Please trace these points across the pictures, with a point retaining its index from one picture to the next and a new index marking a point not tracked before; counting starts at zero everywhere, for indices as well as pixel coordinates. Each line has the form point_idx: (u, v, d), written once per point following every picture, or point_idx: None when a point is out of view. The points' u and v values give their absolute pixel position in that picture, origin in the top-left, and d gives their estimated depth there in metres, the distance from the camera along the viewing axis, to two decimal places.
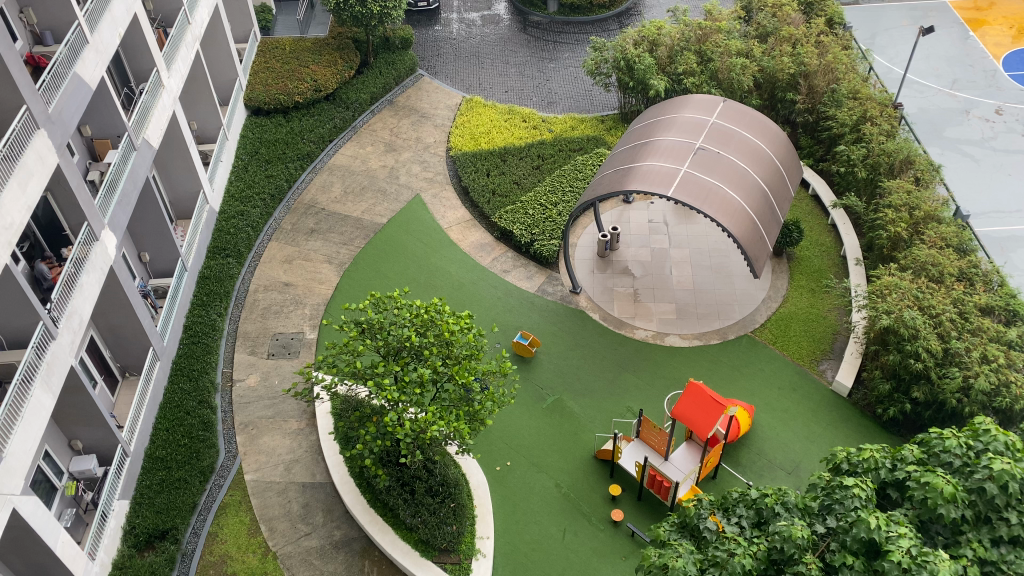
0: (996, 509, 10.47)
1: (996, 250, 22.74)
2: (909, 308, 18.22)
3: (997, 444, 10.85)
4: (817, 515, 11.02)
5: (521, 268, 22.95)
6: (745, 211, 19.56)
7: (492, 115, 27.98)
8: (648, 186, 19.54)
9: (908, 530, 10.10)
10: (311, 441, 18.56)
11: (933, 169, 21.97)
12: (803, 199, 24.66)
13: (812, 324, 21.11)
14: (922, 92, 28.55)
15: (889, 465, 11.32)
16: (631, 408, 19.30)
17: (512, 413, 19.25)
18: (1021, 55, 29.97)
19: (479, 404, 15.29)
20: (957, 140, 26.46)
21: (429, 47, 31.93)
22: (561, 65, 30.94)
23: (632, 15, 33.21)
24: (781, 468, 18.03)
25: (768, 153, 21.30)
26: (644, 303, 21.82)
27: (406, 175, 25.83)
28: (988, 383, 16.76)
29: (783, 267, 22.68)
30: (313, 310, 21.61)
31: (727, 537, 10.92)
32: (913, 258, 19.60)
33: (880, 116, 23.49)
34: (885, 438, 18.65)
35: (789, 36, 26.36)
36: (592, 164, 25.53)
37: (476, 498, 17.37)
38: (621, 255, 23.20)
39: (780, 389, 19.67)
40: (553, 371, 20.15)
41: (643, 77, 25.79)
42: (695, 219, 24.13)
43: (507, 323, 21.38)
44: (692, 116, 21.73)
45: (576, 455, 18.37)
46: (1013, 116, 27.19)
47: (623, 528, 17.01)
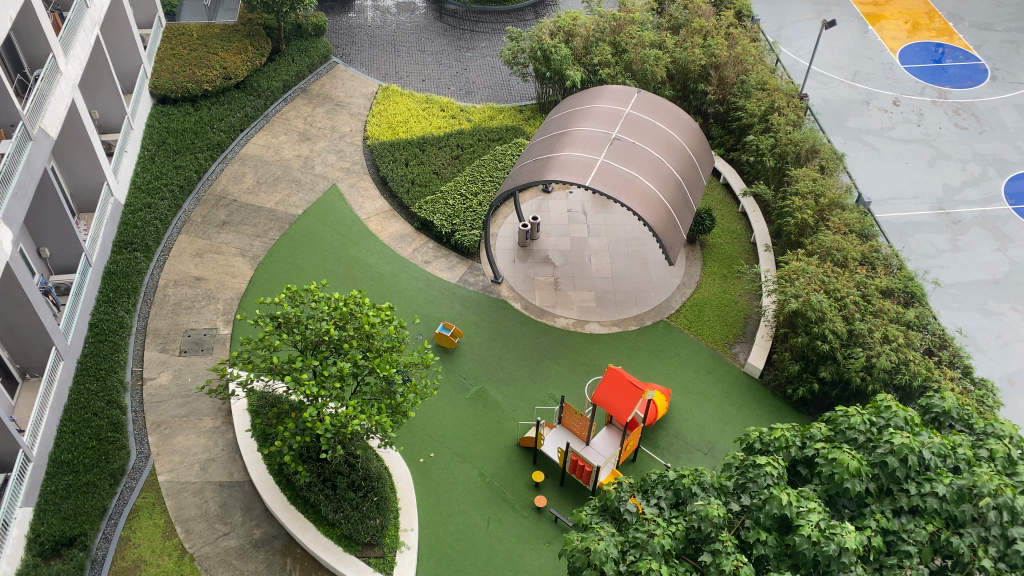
0: (897, 481, 10.98)
1: (896, 235, 23.84)
2: (816, 291, 18.94)
3: (897, 419, 11.44)
4: (732, 493, 11.39)
5: (442, 259, 22.85)
6: (659, 200, 19.94)
7: (409, 104, 27.73)
8: (566, 176, 19.68)
9: (817, 504, 10.55)
10: (228, 439, 18.10)
11: (837, 158, 22.85)
12: (715, 187, 25.32)
13: (724, 309, 21.73)
14: (826, 84, 29.66)
15: (799, 443, 11.78)
16: (553, 395, 19.50)
17: (435, 405, 19.19)
18: (917, 48, 31.44)
19: (401, 397, 15.18)
20: (858, 130, 27.61)
21: (344, 34, 31.40)
22: (478, 54, 30.86)
23: (547, 5, 33.37)
24: (698, 449, 18.53)
25: (681, 143, 21.75)
26: (565, 291, 22.06)
27: (321, 165, 25.36)
28: (889, 361, 17.59)
29: (697, 254, 23.27)
30: (227, 304, 21.02)
31: (646, 518, 11.06)
32: (819, 243, 20.38)
33: (786, 107, 24.30)
34: (795, 417, 19.36)
35: (700, 28, 26.95)
36: (512, 154, 25.57)
37: (400, 490, 17.29)
38: (541, 244, 23.38)
39: (696, 372, 20.23)
40: (475, 361, 20.18)
41: (559, 67, 25.92)
42: (613, 209, 24.51)
43: (428, 314, 21.26)
44: (607, 107, 21.99)
45: (499, 444, 18.47)
46: (910, 107, 28.49)
47: (547, 514, 17.19)
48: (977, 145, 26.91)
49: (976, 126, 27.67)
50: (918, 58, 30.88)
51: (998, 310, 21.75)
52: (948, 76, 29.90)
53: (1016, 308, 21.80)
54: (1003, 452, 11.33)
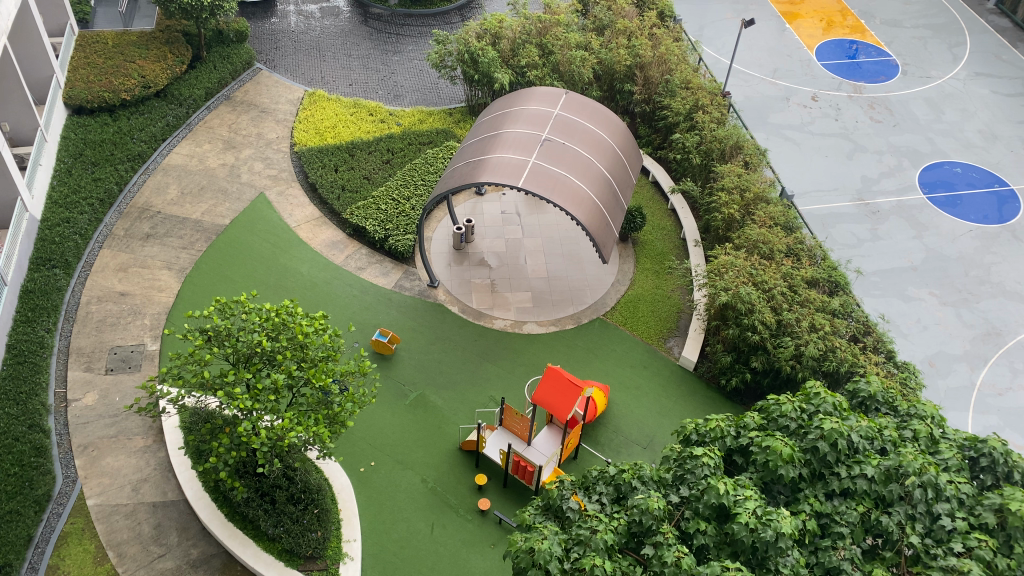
0: (829, 465, 11.31)
1: (819, 226, 24.58)
2: (744, 284, 19.37)
3: (826, 405, 11.87)
4: (671, 485, 11.52)
5: (376, 265, 22.63)
6: (591, 200, 20.16)
7: (336, 109, 27.41)
8: (498, 178, 19.70)
9: (753, 492, 10.83)
10: (160, 458, 17.58)
11: (760, 154, 23.50)
12: (644, 185, 25.72)
13: (657, 305, 22.09)
14: (747, 81, 30.41)
15: (733, 433, 12.01)
16: (493, 397, 19.52)
17: (374, 412, 18.99)
18: (832, 45, 32.51)
19: (339, 407, 14.99)
20: (780, 125, 28.40)
21: (267, 40, 30.89)
22: (405, 57, 30.69)
23: (473, 8, 33.42)
24: (637, 443, 18.79)
25: (610, 142, 22.03)
26: (501, 293, 22.09)
27: (247, 173, 24.87)
28: (817, 349, 18.12)
29: (629, 252, 23.59)
30: (154, 319, 20.42)
31: (589, 515, 11.14)
32: (745, 237, 20.86)
33: (710, 105, 24.84)
34: (729, 407, 19.81)
35: (624, 29, 27.36)
36: (443, 157, 25.48)
37: (341, 502, 17.06)
38: (476, 247, 23.36)
39: (633, 367, 20.50)
40: (413, 367, 20.04)
41: (487, 70, 25.90)
42: (546, 210, 24.65)
43: (364, 321, 21.03)
44: (537, 108, 22.13)
45: (441, 449, 18.39)
46: (827, 102, 29.45)
47: (490, 516, 17.20)
48: (892, 138, 27.96)
49: (890, 119, 28.74)
50: (834, 54, 31.94)
51: (917, 296, 22.64)
52: (862, 72, 30.99)
53: (934, 293, 22.73)
54: (926, 432, 11.82)
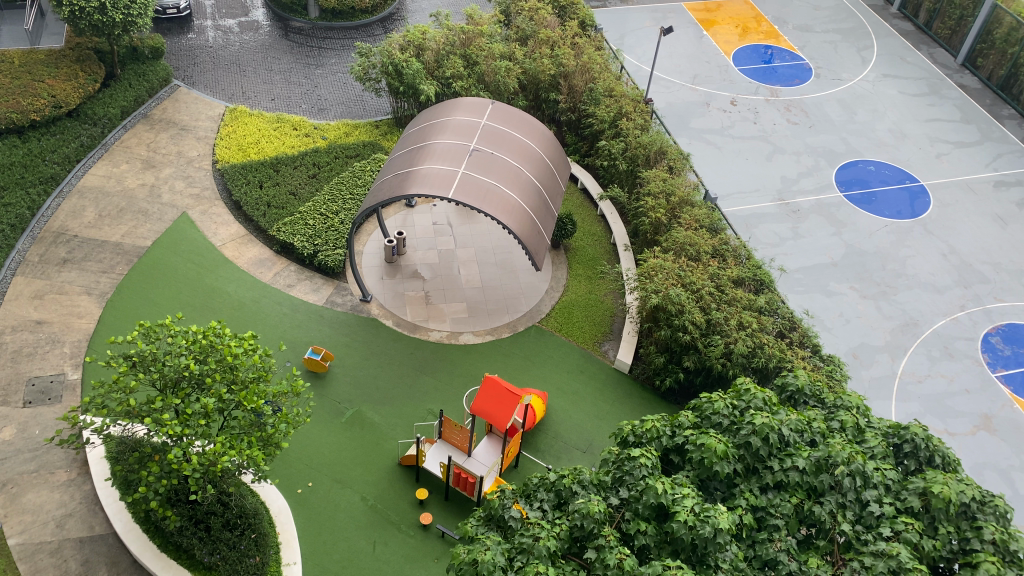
0: (761, 459, 11.58)
1: (743, 227, 25.21)
2: (674, 286, 19.71)
3: (756, 401, 12.15)
4: (610, 488, 11.62)
5: (306, 281, 22.29)
6: (521, 208, 20.26)
7: (259, 125, 26.93)
8: (428, 189, 19.59)
9: (690, 490, 11.01)
10: (85, 491, 16.90)
11: (683, 158, 23.98)
12: (573, 192, 25.95)
13: (591, 310, 22.31)
14: (669, 88, 31.06)
15: (669, 432, 12.20)
16: (432, 410, 19.40)
17: (311, 432, 18.66)
18: (748, 50, 33.47)
19: (272, 428, 14.64)
20: (702, 130, 29.08)
21: (184, 56, 30.20)
22: (329, 71, 30.36)
23: (396, 20, 33.33)
24: (577, 448, 18.92)
25: (538, 151, 22.19)
26: (436, 304, 22.00)
27: (168, 193, 24.21)
28: (746, 346, 18.56)
29: (562, 258, 23.79)
30: (74, 347, 19.66)
31: (531, 523, 11.08)
32: (673, 240, 21.24)
33: (633, 112, 25.29)
34: (664, 407, 20.14)
35: (547, 39, 27.63)
36: (371, 170, 25.25)
37: (279, 525, 16.73)
38: (408, 259, 23.22)
39: (569, 372, 20.66)
40: (348, 384, 19.77)
41: (412, 82, 25.81)
42: (477, 219, 24.66)
43: (295, 340, 20.65)
44: (464, 119, 22.14)
45: (380, 465, 18.18)
46: (746, 106, 30.29)
47: (433, 530, 17.07)
48: (808, 139, 28.93)
49: (806, 121, 29.72)
50: (750, 59, 32.88)
51: (839, 290, 23.42)
52: (777, 76, 31.98)
53: (854, 287, 23.54)
54: (852, 422, 12.25)
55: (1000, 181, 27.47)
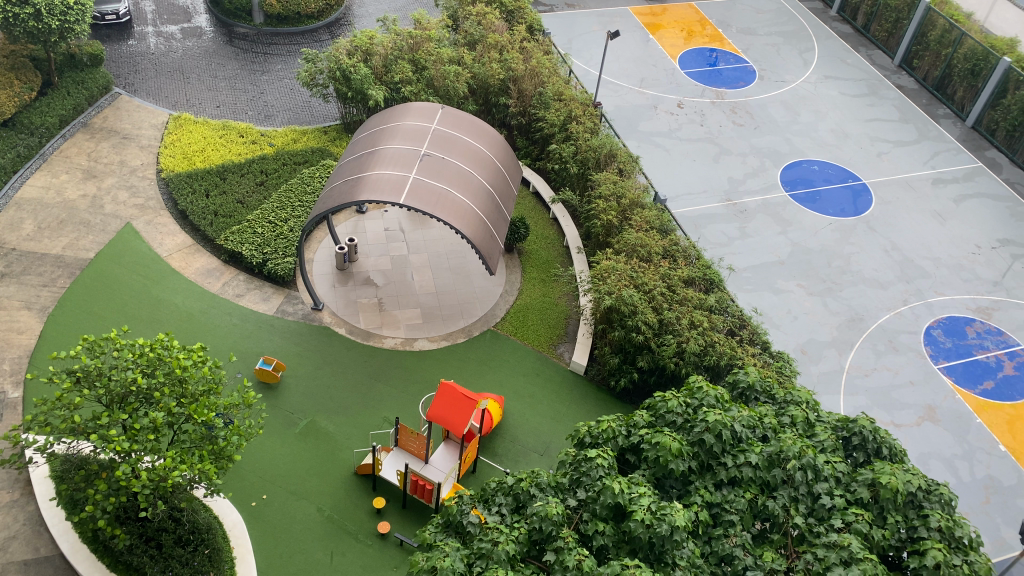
0: (716, 455, 11.73)
1: (692, 228, 25.56)
2: (626, 287, 19.90)
3: (709, 398, 12.32)
4: (568, 489, 11.65)
5: (256, 291, 21.95)
6: (474, 212, 20.24)
7: (204, 132, 26.47)
8: (379, 195, 19.45)
9: (646, 489, 11.11)
10: (29, 512, 16.36)
11: (633, 160, 24.24)
12: (525, 196, 26.01)
13: (545, 313, 22.38)
14: (617, 91, 31.35)
15: (624, 432, 12.28)
16: (387, 418, 19.25)
17: (263, 443, 18.37)
18: (693, 53, 33.97)
19: (224, 441, 14.40)
20: (650, 132, 29.42)
21: (124, 63, 29.55)
22: (275, 76, 29.97)
23: (343, 25, 33.07)
24: (534, 451, 18.95)
25: (489, 155, 22.20)
26: (389, 311, 21.85)
27: (111, 204, 23.64)
28: (697, 345, 18.82)
29: (516, 262, 23.82)
30: (14, 364, 19.05)
31: (489, 527, 11.04)
32: (624, 242, 21.44)
33: (582, 115, 25.49)
34: (620, 407, 20.31)
35: (495, 43, 27.67)
36: (320, 177, 24.96)
37: (233, 539, 16.45)
38: (360, 266, 23.01)
39: (525, 376, 20.69)
40: (301, 393, 19.51)
41: (360, 87, 25.62)
42: (429, 224, 24.57)
43: (245, 350, 20.32)
44: (413, 124, 22.04)
45: (335, 475, 17.97)
46: (692, 108, 30.73)
47: (391, 539, 16.93)
48: (753, 140, 29.46)
49: (750, 122, 30.26)
50: (695, 62, 33.38)
51: (787, 287, 23.88)
52: (722, 79, 32.52)
53: (801, 284, 24.03)
54: (802, 416, 12.50)
55: (938, 179, 28.31)
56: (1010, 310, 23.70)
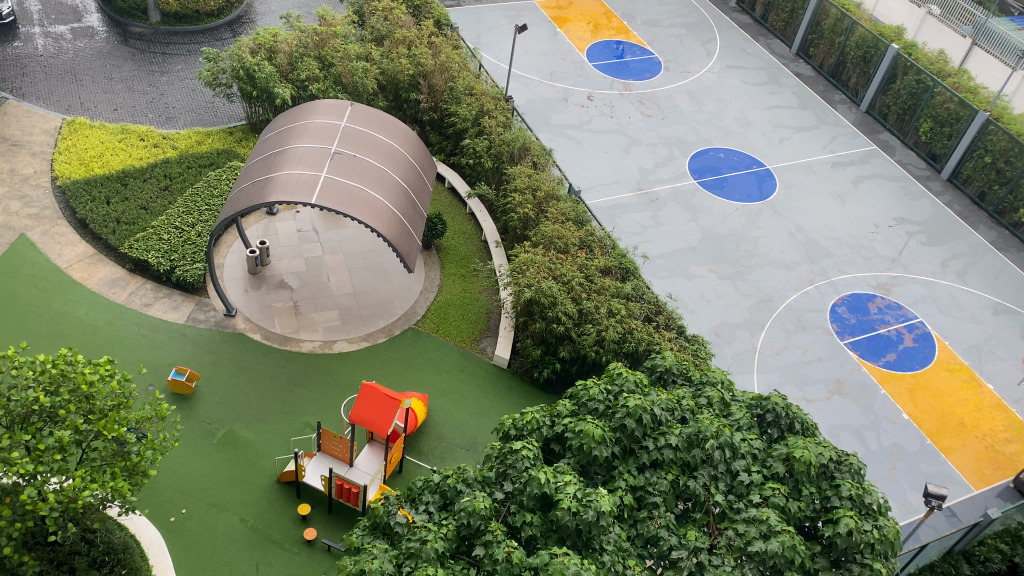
0: (637, 440, 11.94)
1: (607, 218, 25.94)
2: (545, 279, 20.08)
3: (629, 384, 12.55)
4: (495, 483, 11.64)
5: (165, 299, 21.18)
6: (388, 210, 20.03)
7: (101, 137, 25.37)
8: (289, 195, 19.03)
9: (572, 477, 11.23)
10: None
11: (546, 153, 24.44)
12: (441, 192, 25.87)
13: (466, 308, 22.34)
14: (527, 85, 31.51)
15: (548, 422, 12.36)
16: (309, 423, 18.90)
17: (180, 456, 17.79)
18: (600, 46, 34.42)
19: (137, 456, 13.93)
20: (562, 125, 29.68)
21: (11, 66, 28.07)
22: (175, 77, 28.94)
23: (244, 23, 32.17)
24: (460, 447, 18.93)
25: (402, 151, 21.98)
26: (306, 314, 21.43)
27: (3, 215, 22.45)
28: (616, 332, 19.14)
29: (434, 258, 23.69)
30: None
31: (417, 526, 10.93)
32: (541, 234, 21.62)
33: (494, 110, 25.58)
34: (544, 397, 20.48)
35: (403, 39, 27.41)
36: (227, 179, 24.25)
37: (152, 557, 15.91)
38: (273, 269, 22.49)
39: (449, 372, 20.63)
40: (218, 403, 18.96)
41: (266, 86, 25.02)
42: (343, 224, 24.20)
43: (156, 362, 19.58)
44: (322, 122, 21.63)
45: (257, 484, 17.55)
46: (602, 100, 31.14)
47: (318, 545, 16.65)
48: (662, 130, 30.07)
49: (658, 113, 30.87)
50: (603, 55, 33.82)
51: (699, 273, 24.51)
52: (629, 70, 33.08)
53: (712, 269, 24.69)
54: (718, 397, 12.88)
55: (837, 162, 29.52)
56: (908, 284, 24.93)
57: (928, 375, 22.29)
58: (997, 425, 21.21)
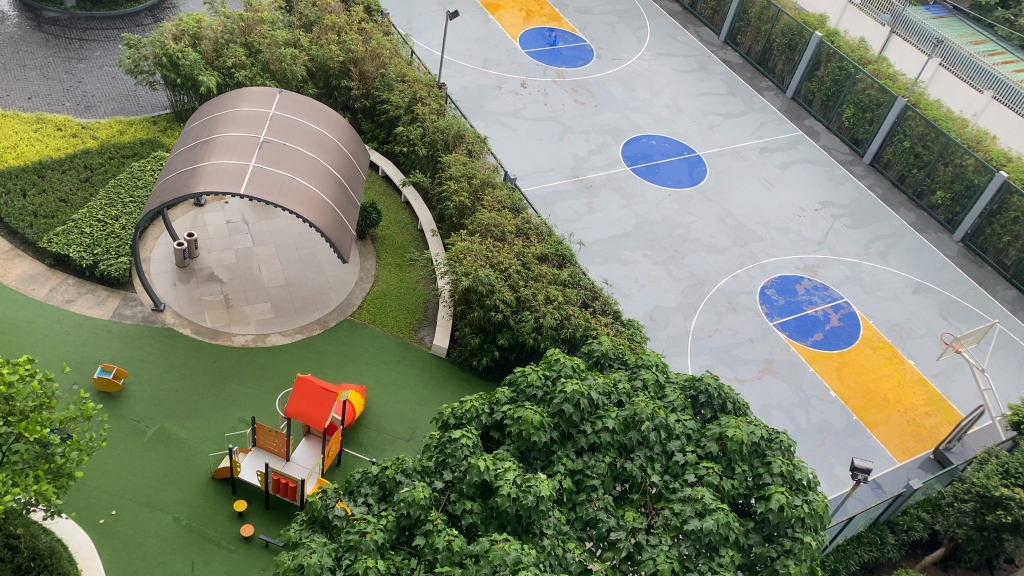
0: (575, 424, 12.03)
1: (543, 205, 26.04)
2: (482, 267, 20.07)
3: (566, 369, 12.64)
4: (434, 472, 11.58)
5: (88, 295, 20.46)
6: (321, 199, 19.72)
7: (16, 127, 24.30)
8: (217, 186, 18.57)
9: (511, 463, 11.27)
10: None
11: (481, 141, 24.36)
12: (375, 180, 25.56)
13: (403, 298, 22.17)
14: (460, 72, 31.32)
15: (487, 410, 12.34)
16: (243, 418, 18.52)
17: (109, 456, 17.26)
18: (532, 33, 34.42)
19: (62, 458, 13.32)
20: (496, 113, 29.62)
21: None
22: (94, 64, 27.87)
23: (166, 8, 31.11)
24: (399, 437, 18.82)
25: (334, 140, 21.63)
26: (237, 307, 20.96)
27: None
28: (554, 319, 19.26)
29: (369, 248, 23.42)
30: None
31: (356, 519, 10.81)
32: (478, 222, 21.58)
33: (427, 97, 25.40)
34: (483, 385, 20.50)
35: (332, 25, 26.91)
36: (152, 169, 23.49)
37: (81, 561, 15.44)
38: (202, 262, 21.93)
39: (387, 363, 20.46)
40: (147, 401, 18.42)
41: (190, 73, 24.32)
42: (275, 214, 23.73)
43: (81, 360, 18.93)
44: (250, 109, 21.12)
45: (191, 482, 17.13)
46: (535, 88, 31.17)
47: (256, 541, 16.37)
48: (595, 117, 30.28)
49: (591, 100, 31.06)
50: (535, 42, 33.83)
51: (633, 258, 24.82)
52: (562, 58, 33.16)
53: (646, 254, 25.04)
54: (653, 379, 13.07)
55: (765, 147, 30.21)
56: (834, 266, 25.71)
57: (853, 353, 23.07)
58: (918, 399, 22.09)
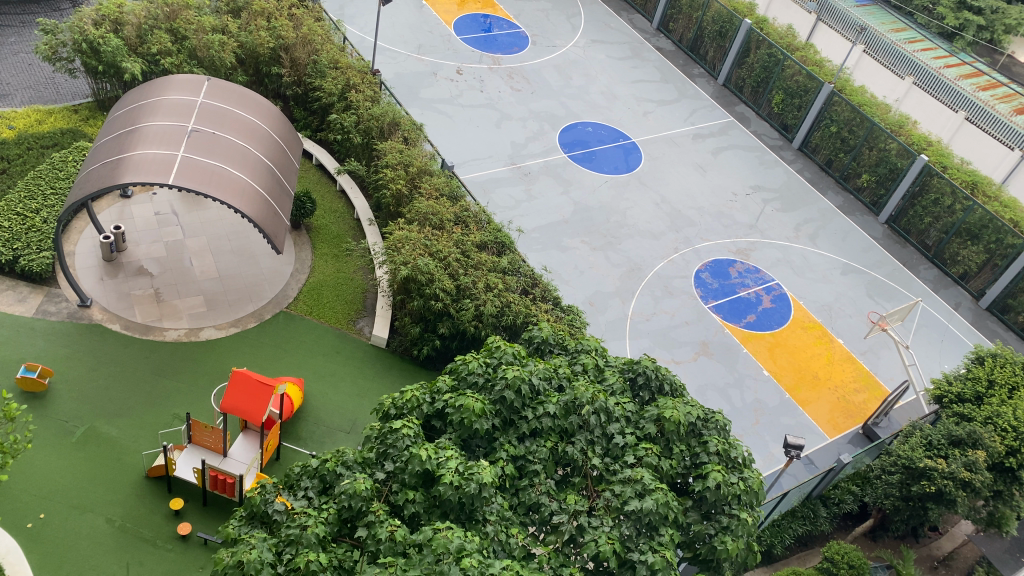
0: (516, 410, 12.07)
1: (481, 192, 25.99)
2: (421, 256, 19.95)
3: (507, 356, 12.67)
4: (375, 463, 11.47)
5: (8, 292, 19.67)
6: (253, 189, 19.31)
7: None
8: (145, 177, 18.01)
9: (453, 452, 11.27)
10: None
11: (416, 128, 24.13)
12: (309, 169, 25.13)
13: (341, 289, 21.90)
14: (394, 58, 30.95)
15: (428, 399, 12.27)
16: (177, 414, 18.06)
17: (35, 458, 16.66)
18: (466, 19, 34.21)
19: None
20: (432, 100, 29.39)
21: None
22: (8, 51, 26.66)
23: None
24: (339, 429, 18.60)
25: (265, 128, 21.16)
26: (168, 301, 20.41)
27: None
28: (494, 306, 19.25)
29: (304, 239, 23.04)
30: None
31: (297, 513, 10.65)
32: (416, 211, 21.40)
33: (361, 84, 25.03)
34: (425, 374, 20.41)
35: (261, 10, 26.23)
36: (74, 160, 22.61)
37: (9, 568, 14.89)
38: (130, 255, 21.26)
39: (325, 355, 20.20)
40: (75, 400, 17.82)
41: (112, 60, 23.46)
42: (205, 205, 23.14)
43: (3, 359, 18.20)
44: (178, 98, 20.50)
45: (124, 482, 16.66)
46: (471, 74, 31.02)
47: (194, 539, 16.03)
48: (531, 104, 30.31)
49: (527, 87, 31.07)
50: (470, 29, 33.64)
51: (572, 244, 24.99)
52: (497, 44, 33.06)
53: (584, 240, 25.23)
54: (593, 363, 13.19)
55: (698, 134, 30.70)
56: (766, 249, 26.32)
57: (785, 333, 23.69)
58: (847, 376, 22.83)
